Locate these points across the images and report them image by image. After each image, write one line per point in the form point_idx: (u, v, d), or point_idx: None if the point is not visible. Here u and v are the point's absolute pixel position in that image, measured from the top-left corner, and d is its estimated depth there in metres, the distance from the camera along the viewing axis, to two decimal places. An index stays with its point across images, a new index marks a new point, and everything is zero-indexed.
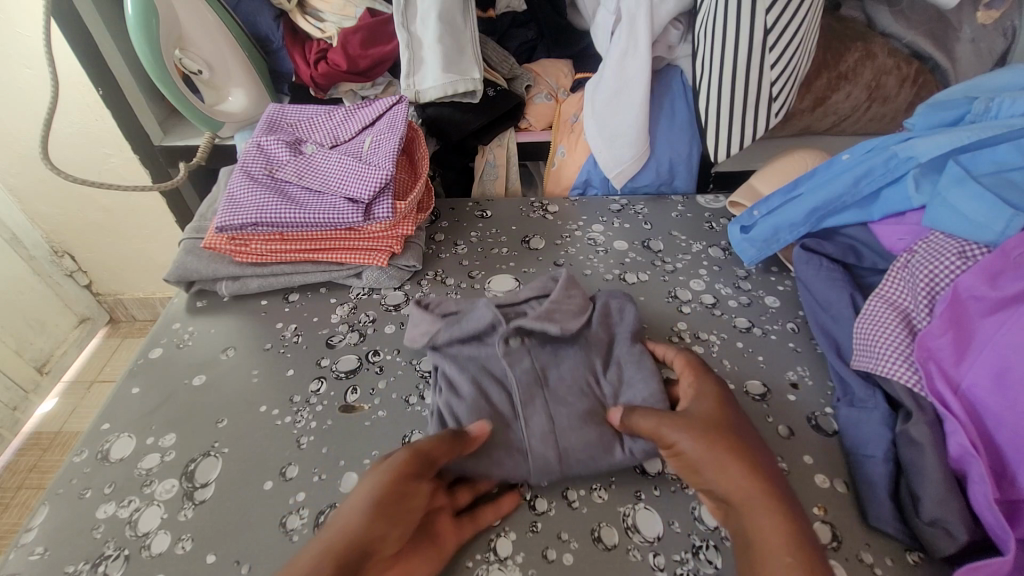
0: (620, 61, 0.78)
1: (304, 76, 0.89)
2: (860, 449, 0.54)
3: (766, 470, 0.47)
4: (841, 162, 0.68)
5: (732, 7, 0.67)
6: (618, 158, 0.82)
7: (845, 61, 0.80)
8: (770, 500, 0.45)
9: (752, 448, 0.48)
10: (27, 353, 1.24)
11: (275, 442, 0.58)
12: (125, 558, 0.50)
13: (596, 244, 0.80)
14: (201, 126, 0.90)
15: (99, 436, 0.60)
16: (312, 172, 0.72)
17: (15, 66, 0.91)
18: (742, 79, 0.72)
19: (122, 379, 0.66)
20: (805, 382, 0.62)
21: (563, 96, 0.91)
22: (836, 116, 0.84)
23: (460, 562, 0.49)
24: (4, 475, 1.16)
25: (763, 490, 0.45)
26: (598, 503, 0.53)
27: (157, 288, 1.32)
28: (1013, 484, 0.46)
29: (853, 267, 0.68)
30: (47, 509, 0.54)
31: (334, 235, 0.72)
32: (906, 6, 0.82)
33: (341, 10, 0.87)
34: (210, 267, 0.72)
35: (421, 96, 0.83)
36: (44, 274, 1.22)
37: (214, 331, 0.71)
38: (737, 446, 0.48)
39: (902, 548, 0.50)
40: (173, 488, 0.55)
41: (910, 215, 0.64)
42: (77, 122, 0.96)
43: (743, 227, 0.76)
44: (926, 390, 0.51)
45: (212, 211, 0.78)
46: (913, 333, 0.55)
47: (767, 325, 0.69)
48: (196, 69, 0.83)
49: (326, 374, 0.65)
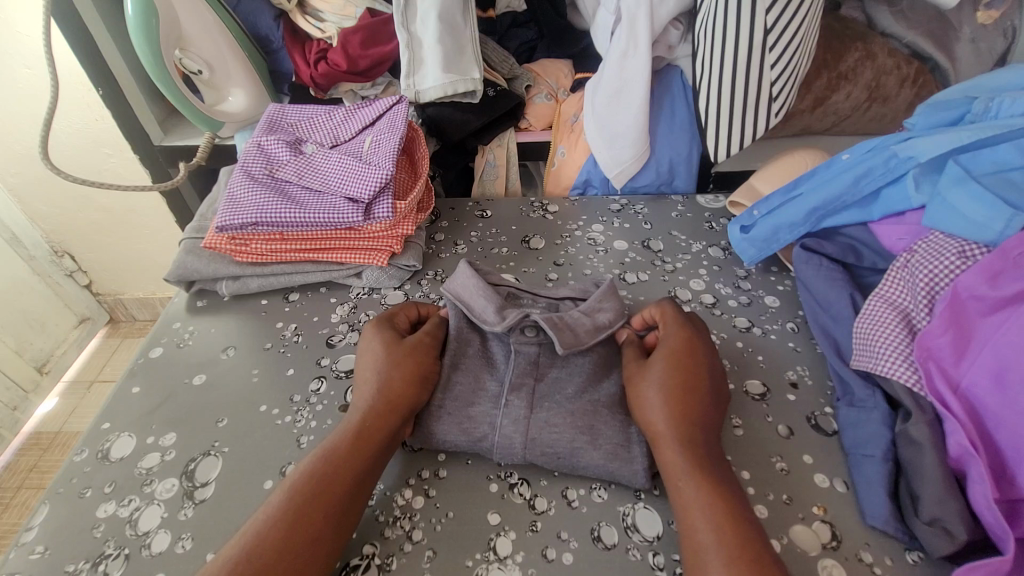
0: (620, 60, 0.77)
1: (304, 76, 0.89)
2: (860, 449, 0.54)
3: (694, 398, 0.51)
4: (841, 162, 0.68)
5: (732, 7, 0.67)
6: (618, 158, 0.82)
7: (845, 61, 0.80)
8: (689, 444, 0.48)
9: (695, 404, 0.51)
10: (27, 353, 1.24)
11: (274, 442, 0.58)
12: (125, 558, 0.50)
13: (595, 244, 0.80)
14: (201, 126, 0.90)
15: (99, 435, 0.60)
16: (313, 171, 0.72)
17: (15, 66, 0.91)
18: (742, 79, 0.72)
19: (122, 379, 0.66)
20: (805, 382, 0.62)
21: (563, 95, 0.91)
22: (836, 116, 0.84)
23: (459, 562, 0.49)
24: (4, 475, 1.16)
25: (687, 431, 0.49)
26: (598, 503, 0.53)
27: (158, 288, 1.32)
28: (1013, 484, 0.46)
29: (852, 267, 0.68)
30: (46, 509, 0.55)
31: (334, 235, 0.72)
32: (906, 7, 0.82)
33: (341, 11, 0.87)
34: (210, 267, 0.72)
35: (421, 96, 0.83)
36: (44, 274, 1.22)
37: (214, 331, 0.71)
38: (686, 383, 0.52)
39: (902, 548, 0.50)
40: (173, 488, 0.55)
41: (910, 215, 0.64)
42: (78, 122, 0.96)
43: (743, 227, 0.76)
44: (926, 390, 0.51)
45: (211, 211, 0.78)
46: (913, 332, 0.55)
47: (767, 324, 0.69)
48: (196, 69, 0.83)
49: (326, 373, 0.65)
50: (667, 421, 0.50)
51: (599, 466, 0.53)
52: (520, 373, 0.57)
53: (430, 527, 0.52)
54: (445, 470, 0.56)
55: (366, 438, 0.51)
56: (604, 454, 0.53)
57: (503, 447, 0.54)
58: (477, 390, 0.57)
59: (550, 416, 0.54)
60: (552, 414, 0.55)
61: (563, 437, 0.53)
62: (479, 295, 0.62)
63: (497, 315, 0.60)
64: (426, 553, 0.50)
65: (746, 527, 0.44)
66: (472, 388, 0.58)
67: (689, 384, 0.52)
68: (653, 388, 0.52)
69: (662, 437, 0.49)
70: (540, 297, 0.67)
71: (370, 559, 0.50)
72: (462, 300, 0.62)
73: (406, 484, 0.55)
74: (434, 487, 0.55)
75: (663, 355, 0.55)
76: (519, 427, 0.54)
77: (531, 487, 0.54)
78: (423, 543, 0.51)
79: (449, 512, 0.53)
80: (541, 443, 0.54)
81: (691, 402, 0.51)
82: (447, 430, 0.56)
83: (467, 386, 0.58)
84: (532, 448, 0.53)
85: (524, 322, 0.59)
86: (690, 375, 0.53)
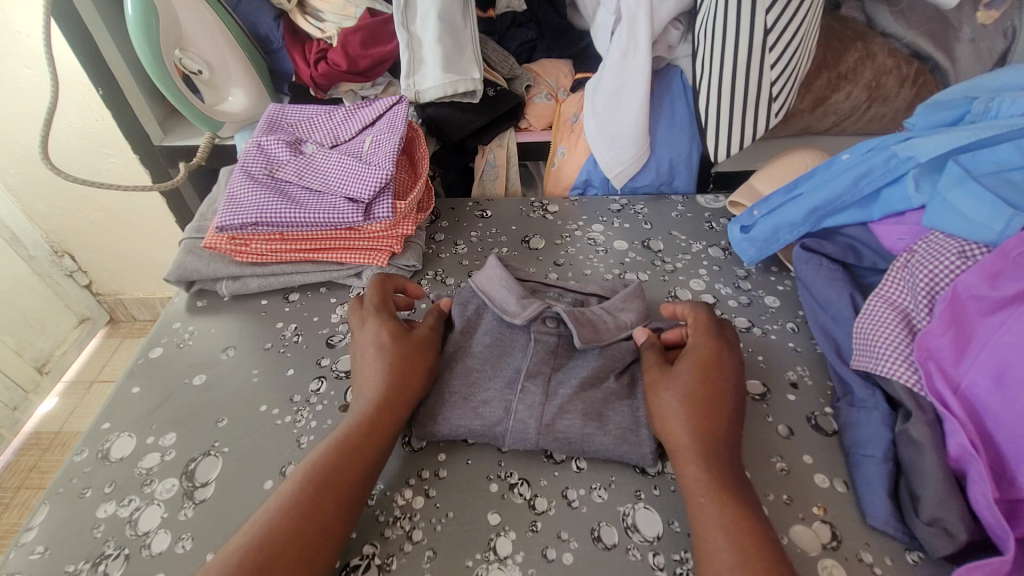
0: (621, 60, 0.77)
1: (304, 76, 0.89)
2: (860, 449, 0.54)
3: (716, 413, 0.51)
4: (841, 162, 0.68)
5: (732, 7, 0.67)
6: (618, 158, 0.82)
7: (845, 61, 0.80)
8: (710, 458, 0.48)
9: (719, 421, 0.50)
10: (27, 353, 1.24)
11: (274, 442, 0.58)
12: (125, 558, 0.50)
13: (595, 244, 0.80)
14: (201, 126, 0.90)
15: (99, 435, 0.60)
16: (313, 171, 0.72)
17: (15, 66, 0.91)
18: (742, 79, 0.72)
19: (122, 379, 0.66)
20: (805, 382, 0.63)
21: (563, 95, 0.91)
22: (836, 116, 0.84)
23: (459, 562, 0.49)
24: (4, 475, 1.16)
25: (710, 446, 0.49)
26: (598, 503, 0.53)
27: (158, 288, 1.32)
28: (1013, 484, 0.46)
29: (852, 267, 0.68)
30: (46, 509, 0.55)
31: (334, 235, 0.72)
32: (907, 6, 0.82)
33: (341, 11, 0.87)
34: (210, 267, 0.72)
35: (421, 96, 0.83)
36: (44, 274, 1.22)
37: (214, 331, 0.71)
38: (712, 399, 0.51)
39: (902, 548, 0.50)
40: (173, 488, 0.55)
41: (910, 215, 0.64)
42: (78, 122, 0.96)
43: (743, 227, 0.76)
44: (926, 390, 0.51)
45: (211, 211, 0.78)
46: (913, 332, 0.55)
47: (767, 325, 0.69)
48: (196, 69, 0.83)
49: (326, 373, 0.65)
50: (691, 433, 0.49)
51: (609, 450, 0.54)
52: (538, 360, 0.58)
53: (430, 527, 0.52)
54: (445, 470, 0.56)
55: (364, 441, 0.51)
56: (613, 438, 0.54)
57: (517, 432, 0.55)
58: (476, 390, 0.57)
59: (564, 412, 0.55)
60: (551, 415, 0.55)
61: (574, 425, 0.54)
62: (502, 286, 0.64)
63: (518, 305, 0.61)
64: (426, 553, 0.50)
65: (770, 546, 0.43)
66: (472, 388, 0.58)
67: (712, 396, 0.51)
68: (672, 399, 0.51)
69: (682, 451, 0.49)
70: (565, 292, 0.67)
71: (370, 559, 0.50)
72: (486, 291, 0.64)
73: (406, 484, 0.55)
74: (434, 487, 0.55)
75: (689, 365, 0.54)
76: (535, 415, 0.55)
77: (531, 487, 0.54)
78: (423, 543, 0.51)
79: (449, 512, 0.53)
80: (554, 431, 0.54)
81: (714, 418, 0.50)
82: (446, 428, 0.56)
83: (483, 372, 0.59)
84: (547, 433, 0.54)
85: (546, 313, 0.61)
86: (716, 389, 0.52)
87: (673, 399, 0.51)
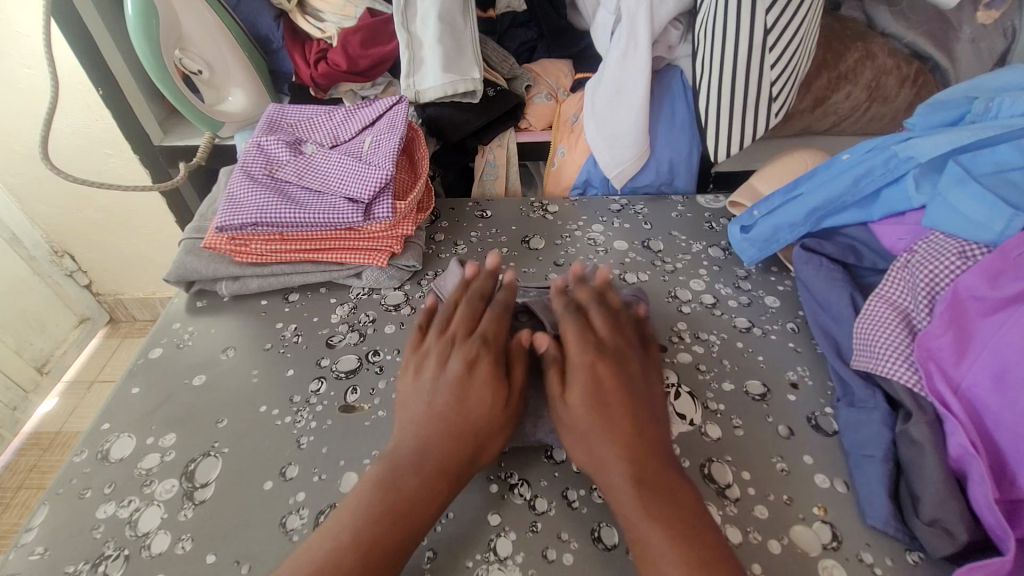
0: (620, 60, 0.77)
1: (304, 76, 0.89)
2: (860, 449, 0.54)
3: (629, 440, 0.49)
4: (841, 162, 0.68)
5: (732, 7, 0.67)
6: (618, 158, 0.82)
7: (845, 61, 0.80)
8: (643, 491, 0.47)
9: (632, 444, 0.49)
10: (26, 353, 1.24)
11: (275, 442, 0.58)
12: (125, 558, 0.50)
13: (595, 244, 0.80)
14: (201, 126, 0.90)
15: (99, 435, 0.60)
16: (313, 171, 0.72)
17: (15, 66, 0.91)
18: (742, 79, 0.72)
19: (122, 379, 0.66)
20: (805, 382, 0.62)
21: (563, 95, 0.91)
22: (836, 116, 0.84)
23: (460, 562, 0.49)
24: (4, 475, 1.16)
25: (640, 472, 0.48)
26: (598, 503, 0.53)
27: (157, 288, 1.32)
28: (1014, 484, 0.46)
29: (852, 267, 0.68)
30: (46, 510, 0.54)
31: (334, 235, 0.72)
32: (906, 7, 0.82)
33: (341, 11, 0.87)
34: (210, 267, 0.72)
35: (421, 96, 0.83)
36: (44, 274, 1.22)
37: (215, 331, 0.71)
38: (616, 423, 0.50)
39: (902, 548, 0.50)
40: (173, 488, 0.55)
41: (910, 215, 0.64)
42: (78, 122, 0.96)
43: (743, 227, 0.76)
44: (926, 390, 0.51)
45: (212, 211, 0.78)
46: (913, 333, 0.55)
47: (767, 325, 0.69)
48: (196, 69, 0.83)
49: (326, 373, 0.65)
50: (622, 471, 0.48)
51: None
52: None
53: (430, 527, 0.52)
54: None
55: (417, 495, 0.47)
56: None
57: (513, 433, 0.55)
58: None
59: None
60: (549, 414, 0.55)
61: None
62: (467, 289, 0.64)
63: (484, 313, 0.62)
64: (426, 553, 0.50)
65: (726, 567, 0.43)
66: None
67: (614, 414, 0.50)
68: (587, 430, 0.50)
69: (615, 485, 0.48)
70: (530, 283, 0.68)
71: None
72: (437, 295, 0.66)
73: None
74: None
75: (580, 387, 0.51)
76: (525, 410, 0.55)
77: (531, 487, 0.54)
78: (423, 543, 0.51)
79: (449, 512, 0.53)
80: (549, 421, 0.55)
81: (633, 439, 0.49)
82: None
83: None
84: (541, 426, 0.55)
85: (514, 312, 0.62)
86: (625, 406, 0.51)
87: (585, 427, 0.50)
